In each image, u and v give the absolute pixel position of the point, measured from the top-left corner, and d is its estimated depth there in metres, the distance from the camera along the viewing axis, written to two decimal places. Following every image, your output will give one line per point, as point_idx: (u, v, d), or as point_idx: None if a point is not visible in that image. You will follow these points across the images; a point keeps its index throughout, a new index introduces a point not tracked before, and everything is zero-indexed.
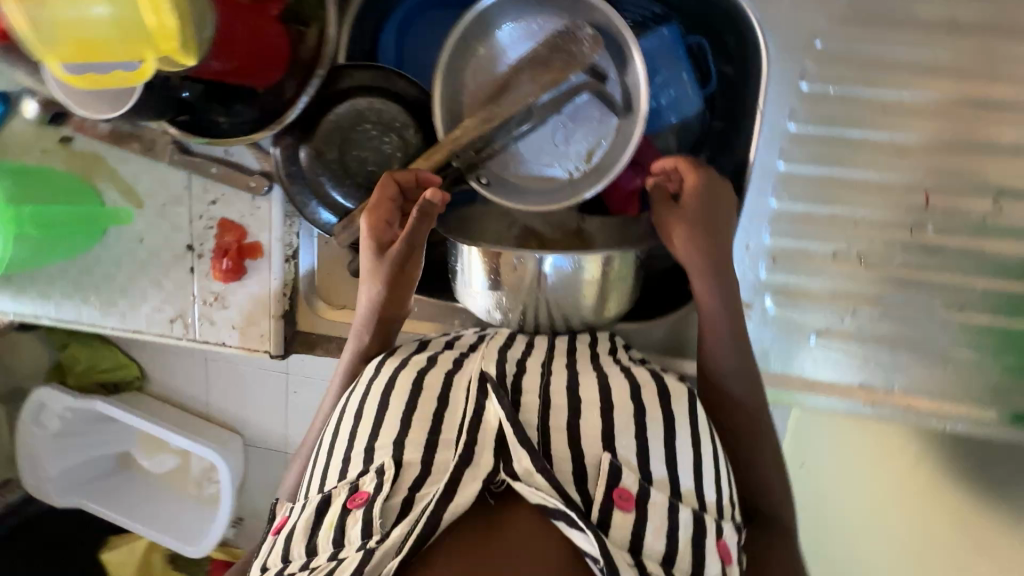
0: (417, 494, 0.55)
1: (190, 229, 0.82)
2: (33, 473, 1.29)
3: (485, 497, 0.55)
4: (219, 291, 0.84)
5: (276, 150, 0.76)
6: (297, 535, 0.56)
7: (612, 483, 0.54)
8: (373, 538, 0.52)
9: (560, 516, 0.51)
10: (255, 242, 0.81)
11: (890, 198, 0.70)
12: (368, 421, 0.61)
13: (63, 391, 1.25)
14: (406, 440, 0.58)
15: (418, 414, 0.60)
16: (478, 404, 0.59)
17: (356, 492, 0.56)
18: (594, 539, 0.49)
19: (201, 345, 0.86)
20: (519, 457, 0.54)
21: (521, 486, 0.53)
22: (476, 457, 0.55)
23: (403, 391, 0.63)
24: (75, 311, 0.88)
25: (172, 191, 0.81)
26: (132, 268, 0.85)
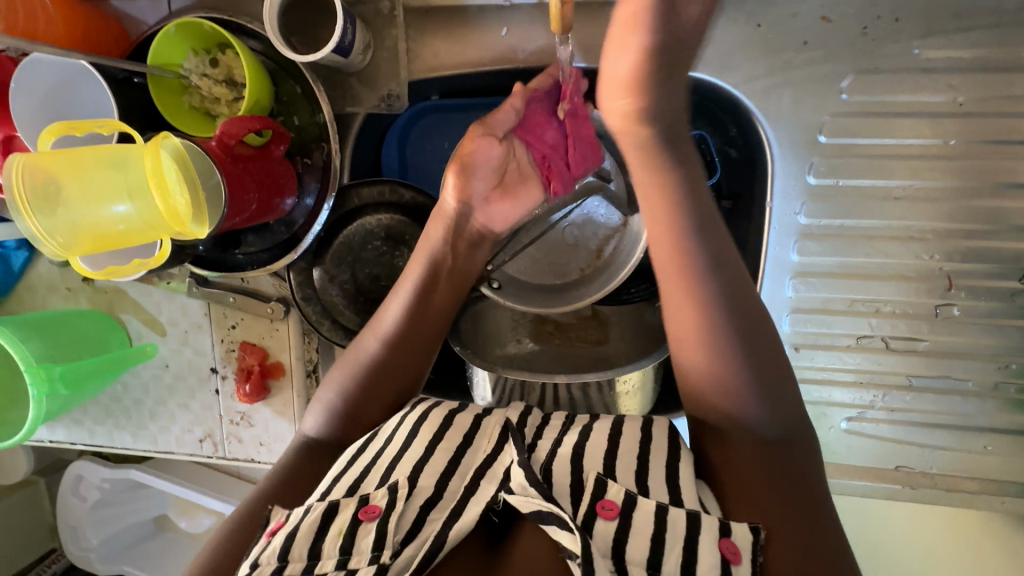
0: (427, 518, 0.52)
1: (213, 353, 0.84)
2: (77, 544, 1.34)
3: (489, 515, 0.56)
4: (246, 410, 0.85)
5: (290, 275, 0.78)
6: (302, 533, 0.50)
7: (596, 494, 0.51)
8: (384, 554, 0.50)
9: (551, 519, 0.49)
10: (277, 362, 0.82)
11: (911, 282, 0.68)
12: (395, 445, 0.57)
13: (98, 462, 1.30)
14: (426, 465, 0.55)
15: (442, 444, 0.57)
16: (495, 446, 0.57)
17: (367, 504, 0.52)
18: (578, 541, 0.46)
19: (230, 462, 0.88)
20: (514, 472, 0.52)
21: (515, 498, 0.51)
22: (481, 486, 0.54)
23: (433, 424, 0.59)
24: (107, 436, 0.90)
25: (193, 318, 0.83)
26: (159, 392, 0.86)
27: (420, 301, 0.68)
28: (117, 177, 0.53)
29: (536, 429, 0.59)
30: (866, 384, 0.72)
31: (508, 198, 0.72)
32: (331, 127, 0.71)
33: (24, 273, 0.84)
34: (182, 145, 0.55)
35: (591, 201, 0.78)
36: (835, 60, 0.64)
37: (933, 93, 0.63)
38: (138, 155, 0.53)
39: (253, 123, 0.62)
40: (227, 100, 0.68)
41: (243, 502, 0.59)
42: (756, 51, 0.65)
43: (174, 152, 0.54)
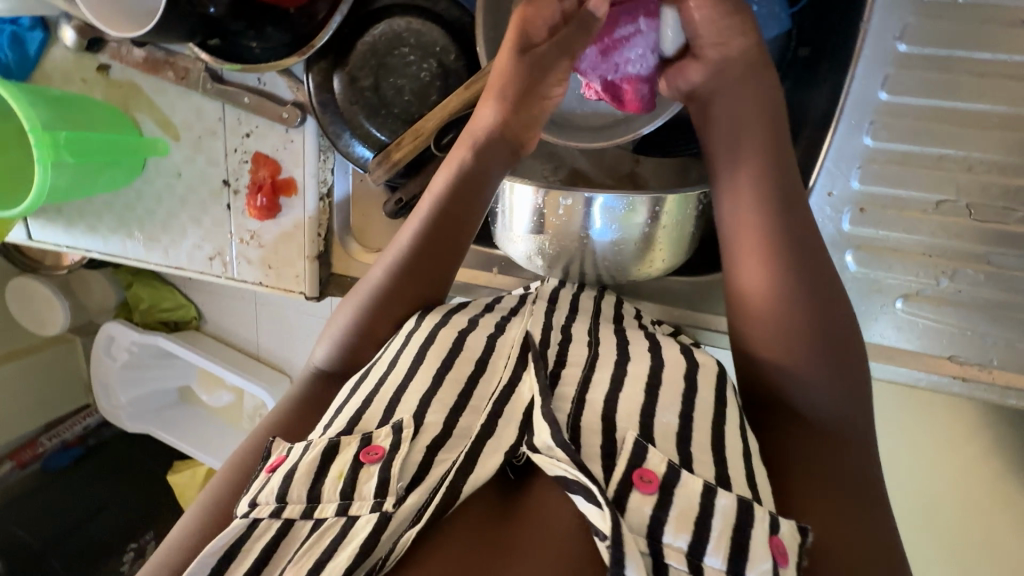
0: (436, 457, 0.43)
1: (225, 163, 0.80)
2: (109, 400, 1.40)
3: (504, 471, 0.45)
4: (255, 229, 0.82)
5: (308, 77, 0.71)
6: (299, 474, 0.43)
7: (634, 461, 0.41)
8: (388, 501, 0.41)
9: (579, 491, 0.39)
10: (289, 178, 0.78)
11: (1014, 135, 0.58)
12: (401, 370, 0.49)
13: (128, 325, 1.33)
14: (434, 398, 0.47)
15: (451, 374, 0.49)
16: (513, 374, 0.49)
17: (369, 445, 0.43)
18: (609, 518, 0.37)
19: (238, 284, 0.86)
20: (539, 428, 0.42)
21: (539, 459, 0.42)
22: (498, 429, 0.45)
23: (442, 348, 0.51)
24: (120, 245, 0.89)
25: (207, 122, 0.78)
26: (172, 204, 0.84)
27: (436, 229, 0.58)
28: None
29: (559, 350, 0.51)
30: (935, 258, 0.63)
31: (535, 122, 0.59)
32: None
33: (40, 61, 0.80)
34: None
35: None
36: None
37: None
38: None
39: None
40: None
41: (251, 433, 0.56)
42: None
43: None
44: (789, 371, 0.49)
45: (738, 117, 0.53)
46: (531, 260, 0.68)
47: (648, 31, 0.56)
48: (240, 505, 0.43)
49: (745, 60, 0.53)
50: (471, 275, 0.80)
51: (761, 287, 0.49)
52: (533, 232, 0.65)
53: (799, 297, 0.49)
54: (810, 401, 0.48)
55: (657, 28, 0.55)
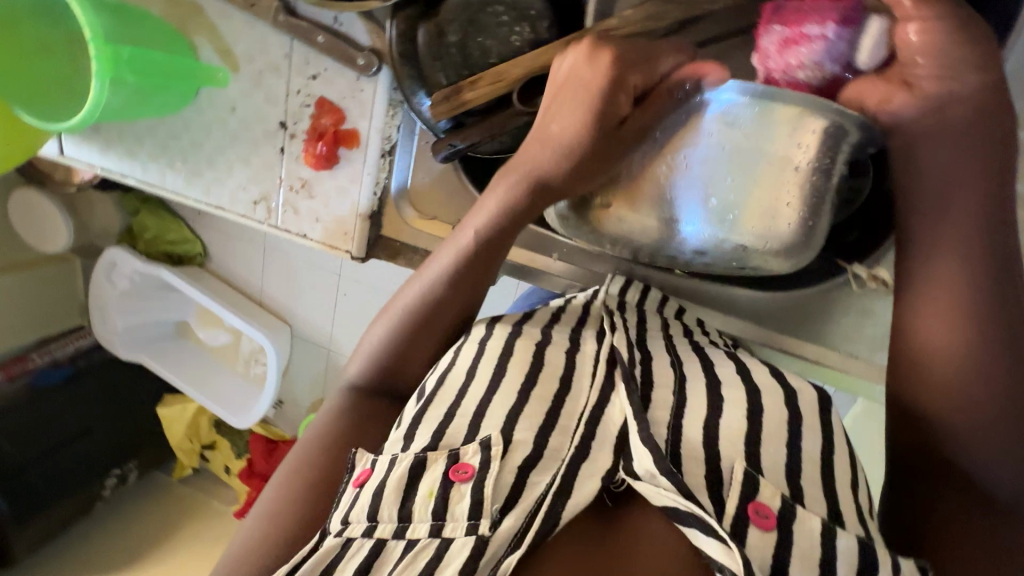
0: (529, 480, 0.45)
1: (285, 105, 0.75)
2: (104, 325, 1.37)
3: (601, 496, 0.47)
4: (308, 178, 0.78)
5: (392, 26, 0.66)
6: (390, 491, 0.47)
7: (747, 493, 0.42)
8: (482, 522, 0.44)
9: (689, 521, 0.41)
10: (352, 130, 0.73)
11: None
12: (482, 378, 0.52)
13: (129, 252, 1.29)
14: (522, 415, 0.49)
15: (536, 393, 0.50)
16: (602, 395, 0.50)
17: (457, 463, 0.47)
18: (739, 557, 0.37)
19: (282, 234, 0.82)
20: (640, 455, 0.43)
21: (641, 486, 0.43)
22: (592, 453, 0.46)
23: (523, 361, 0.53)
24: (159, 174, 0.84)
25: (271, 57, 0.73)
26: (221, 139, 0.79)
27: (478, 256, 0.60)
28: None
29: (644, 369, 0.51)
30: None
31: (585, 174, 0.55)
32: None
33: None
34: None
35: None
36: None
37: None
38: None
39: None
40: None
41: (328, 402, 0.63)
42: None
43: None
44: (968, 439, 0.46)
45: (947, 179, 0.46)
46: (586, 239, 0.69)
47: (835, 40, 0.47)
48: (334, 522, 0.47)
49: (972, 112, 0.44)
50: (530, 256, 0.77)
51: (952, 353, 0.46)
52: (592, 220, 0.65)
53: (994, 359, 0.45)
54: (986, 471, 0.45)
55: (854, 36, 0.46)
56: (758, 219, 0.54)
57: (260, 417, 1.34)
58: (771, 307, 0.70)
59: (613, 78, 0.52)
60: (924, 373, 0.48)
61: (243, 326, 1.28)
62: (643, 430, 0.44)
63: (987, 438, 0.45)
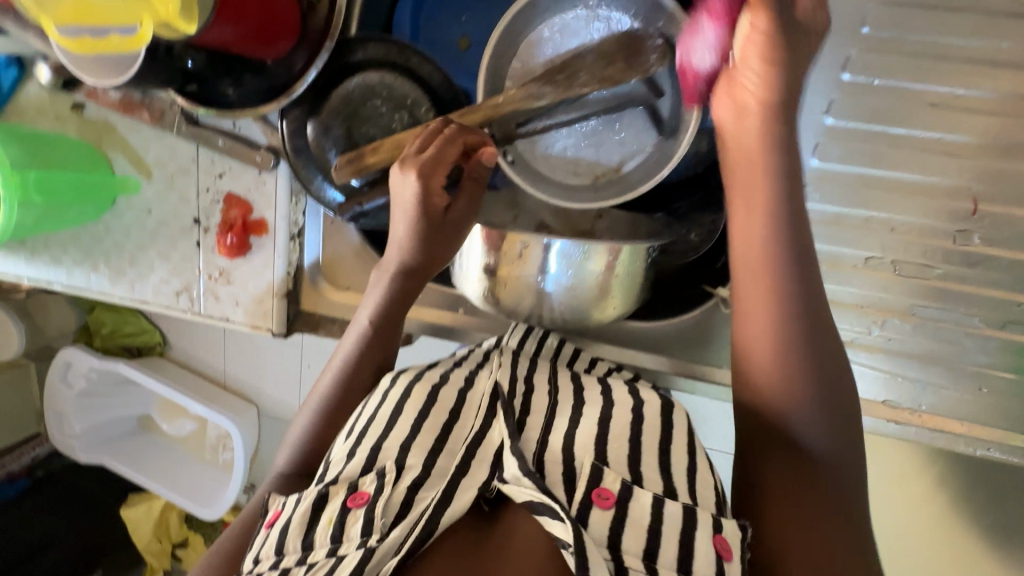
0: (417, 496, 0.49)
1: (197, 203, 0.81)
2: (60, 429, 1.35)
3: (479, 503, 0.51)
4: (225, 266, 0.83)
5: (282, 123, 0.74)
6: (294, 527, 0.49)
7: (594, 480, 0.49)
8: (373, 538, 0.47)
9: (544, 510, 0.46)
10: (260, 219, 0.80)
11: (930, 201, 0.64)
12: (381, 422, 0.54)
13: (86, 351, 1.29)
14: (412, 444, 0.52)
15: (428, 424, 0.54)
16: (484, 420, 0.54)
17: (356, 491, 0.49)
18: (570, 529, 0.44)
19: (206, 320, 0.86)
20: (508, 459, 0.49)
21: (509, 488, 0.48)
22: (472, 468, 0.51)
23: (418, 400, 0.56)
24: (86, 278, 0.88)
25: (180, 162, 0.80)
26: (140, 239, 0.84)
27: (379, 328, 0.67)
28: None
29: (524, 401, 0.56)
30: (867, 308, 0.69)
31: (449, 240, 0.64)
32: None
33: (12, 97, 0.80)
34: None
35: (632, 112, 0.74)
36: None
37: None
38: None
39: None
40: None
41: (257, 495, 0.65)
42: None
43: None
44: (792, 413, 0.51)
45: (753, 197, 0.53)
46: (484, 299, 0.70)
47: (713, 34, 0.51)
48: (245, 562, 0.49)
49: (767, 139, 0.50)
50: (439, 313, 0.83)
51: (766, 330, 0.52)
52: (483, 273, 0.68)
53: (798, 334, 0.52)
54: (811, 446, 0.51)
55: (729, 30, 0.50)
56: (597, 304, 0.68)
57: (229, 505, 1.31)
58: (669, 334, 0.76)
59: (423, 184, 0.60)
60: (747, 350, 0.53)
61: (206, 413, 1.28)
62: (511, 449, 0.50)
63: (812, 415, 0.51)
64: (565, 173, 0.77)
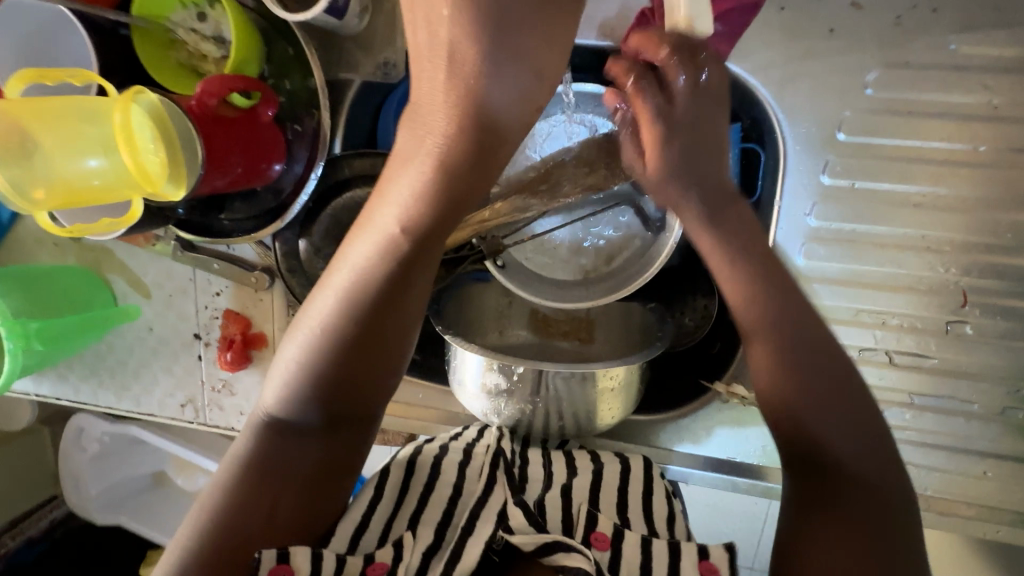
0: (428, 564, 0.62)
1: (196, 319, 0.82)
2: (77, 492, 1.35)
3: (490, 555, 0.63)
4: (228, 378, 0.84)
5: (276, 245, 0.75)
6: None
7: (590, 526, 0.64)
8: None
9: (557, 547, 0.60)
10: (260, 332, 0.81)
11: (920, 294, 0.64)
12: (391, 495, 0.68)
13: (99, 417, 1.30)
14: (421, 518, 0.66)
15: (433, 497, 0.68)
16: (485, 486, 0.67)
17: (373, 562, 0.59)
18: (588, 560, 0.59)
19: (212, 429, 0.87)
20: (515, 514, 0.64)
21: (518, 538, 0.61)
22: (475, 529, 0.63)
23: (421, 481, 0.69)
24: (92, 393, 0.89)
25: (179, 282, 0.81)
26: (143, 355, 0.86)
27: (374, 307, 0.53)
28: (91, 132, 0.53)
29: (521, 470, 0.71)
30: None
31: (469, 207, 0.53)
32: (322, 93, 0.68)
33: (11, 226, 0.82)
34: (159, 102, 0.54)
35: (616, 210, 0.74)
36: (862, 50, 0.59)
37: (964, 91, 0.58)
38: (108, 107, 0.53)
39: (236, 81, 0.60)
40: (214, 58, 0.64)
41: (241, 435, 0.57)
42: (779, 34, 0.60)
43: (150, 108, 0.54)
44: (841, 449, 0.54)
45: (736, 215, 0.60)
46: (488, 410, 0.69)
47: None
48: None
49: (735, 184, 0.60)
50: (440, 410, 0.84)
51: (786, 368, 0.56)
52: (485, 392, 0.67)
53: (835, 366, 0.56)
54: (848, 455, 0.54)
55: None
56: (599, 412, 0.69)
57: None
58: (665, 420, 0.78)
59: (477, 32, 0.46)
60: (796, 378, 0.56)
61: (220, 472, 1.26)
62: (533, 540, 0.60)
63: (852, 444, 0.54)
64: (557, 271, 0.77)
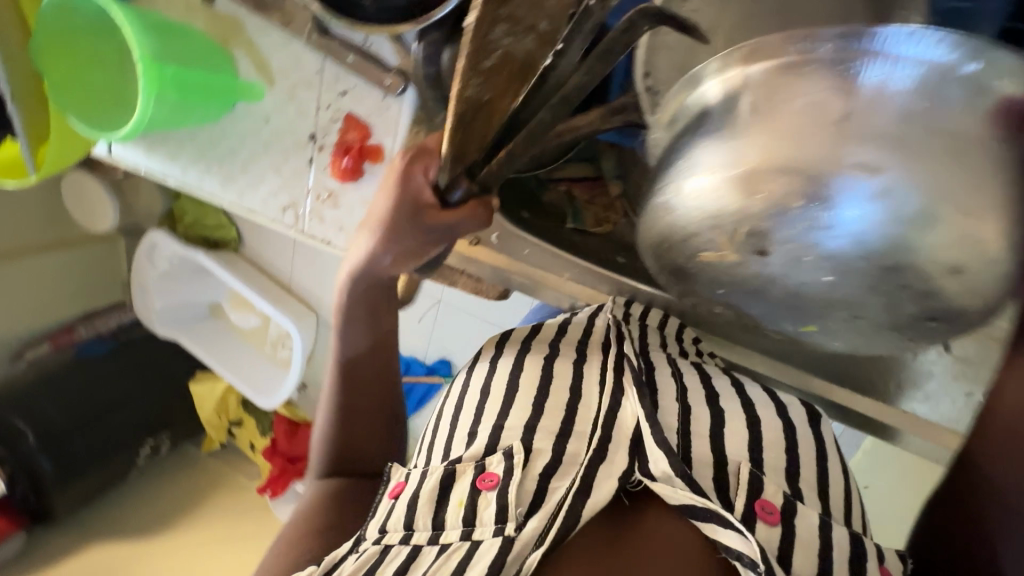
0: (550, 485, 0.54)
1: (315, 118, 0.78)
2: (145, 302, 1.57)
3: (620, 496, 0.54)
4: (333, 189, 0.81)
5: (418, 47, 0.66)
6: (424, 501, 0.56)
7: (754, 492, 0.52)
8: (509, 526, 0.52)
9: (700, 513, 0.50)
10: (378, 145, 0.77)
11: None
12: (498, 398, 0.62)
13: (172, 240, 1.47)
14: (538, 427, 0.58)
15: (549, 408, 0.60)
16: (614, 399, 0.59)
17: (484, 473, 0.55)
18: (754, 546, 0.45)
19: (307, 240, 0.85)
20: (657, 458, 0.52)
21: (660, 486, 0.52)
22: (610, 453, 0.54)
23: (535, 387, 0.62)
24: (198, 178, 0.87)
25: (305, 73, 0.77)
26: (256, 146, 0.83)
27: (374, 308, 0.72)
28: None
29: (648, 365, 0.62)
30: None
31: (419, 220, 0.62)
32: None
33: None
34: None
35: None
36: None
37: None
38: None
39: None
40: None
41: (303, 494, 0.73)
42: None
43: None
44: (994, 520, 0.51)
45: None
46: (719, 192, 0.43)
47: None
48: (374, 530, 0.57)
49: None
50: (543, 272, 0.83)
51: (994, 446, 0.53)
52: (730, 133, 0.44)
53: None
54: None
55: None
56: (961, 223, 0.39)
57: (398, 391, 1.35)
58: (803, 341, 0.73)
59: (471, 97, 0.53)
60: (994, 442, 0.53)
61: (272, 311, 1.47)
62: (659, 435, 0.53)
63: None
64: None
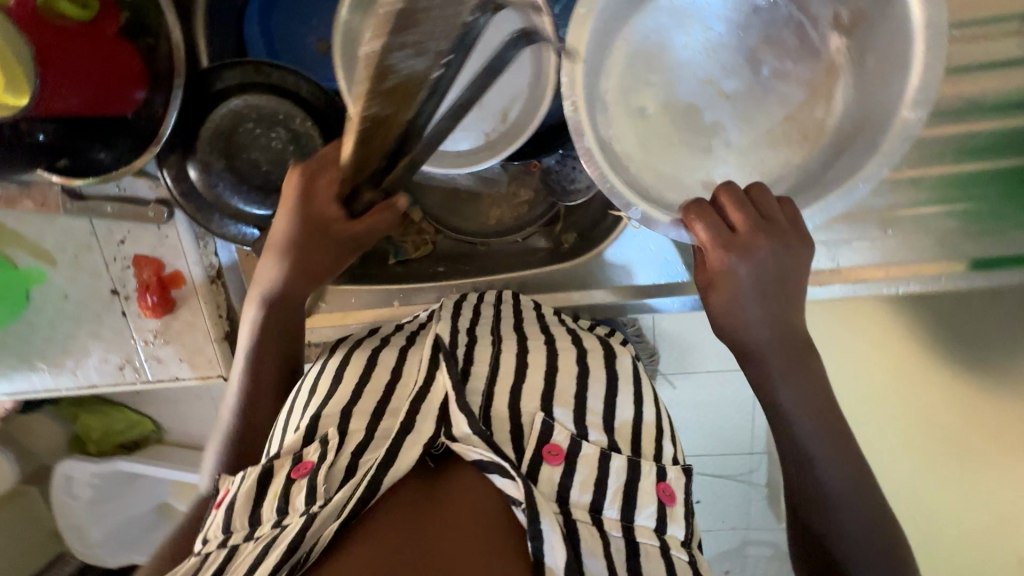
0: (360, 459, 0.54)
1: (109, 274, 0.81)
2: (82, 541, 1.30)
3: (425, 460, 0.56)
4: (158, 327, 0.83)
5: (163, 173, 0.75)
6: (239, 505, 0.54)
7: (545, 438, 0.57)
8: (317, 504, 0.51)
9: (494, 468, 0.52)
10: (175, 271, 0.81)
11: None
12: (323, 390, 0.64)
13: (84, 459, 1.24)
14: (353, 412, 0.59)
15: (369, 386, 0.62)
16: (429, 374, 0.60)
17: (300, 462, 0.55)
18: (520, 488, 0.50)
19: (157, 386, 0.86)
20: (457, 419, 0.55)
21: (458, 446, 0.54)
22: (417, 423, 0.56)
23: (363, 368, 0.65)
24: (26, 379, 0.86)
25: (79, 240, 0.79)
26: (66, 326, 0.83)
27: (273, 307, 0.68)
28: None
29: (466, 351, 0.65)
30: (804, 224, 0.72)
31: (306, 277, 0.67)
32: None
33: None
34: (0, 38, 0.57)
35: None
36: None
37: None
38: None
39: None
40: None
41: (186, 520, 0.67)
42: None
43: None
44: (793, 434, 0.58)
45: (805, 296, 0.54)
46: None
47: None
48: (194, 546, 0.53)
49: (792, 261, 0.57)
50: (376, 311, 0.91)
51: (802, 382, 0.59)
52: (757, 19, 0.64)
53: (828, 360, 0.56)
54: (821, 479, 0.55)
55: None
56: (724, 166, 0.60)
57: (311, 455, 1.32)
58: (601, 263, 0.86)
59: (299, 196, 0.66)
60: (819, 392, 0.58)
61: None
62: (463, 398, 0.56)
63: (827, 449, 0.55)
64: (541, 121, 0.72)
